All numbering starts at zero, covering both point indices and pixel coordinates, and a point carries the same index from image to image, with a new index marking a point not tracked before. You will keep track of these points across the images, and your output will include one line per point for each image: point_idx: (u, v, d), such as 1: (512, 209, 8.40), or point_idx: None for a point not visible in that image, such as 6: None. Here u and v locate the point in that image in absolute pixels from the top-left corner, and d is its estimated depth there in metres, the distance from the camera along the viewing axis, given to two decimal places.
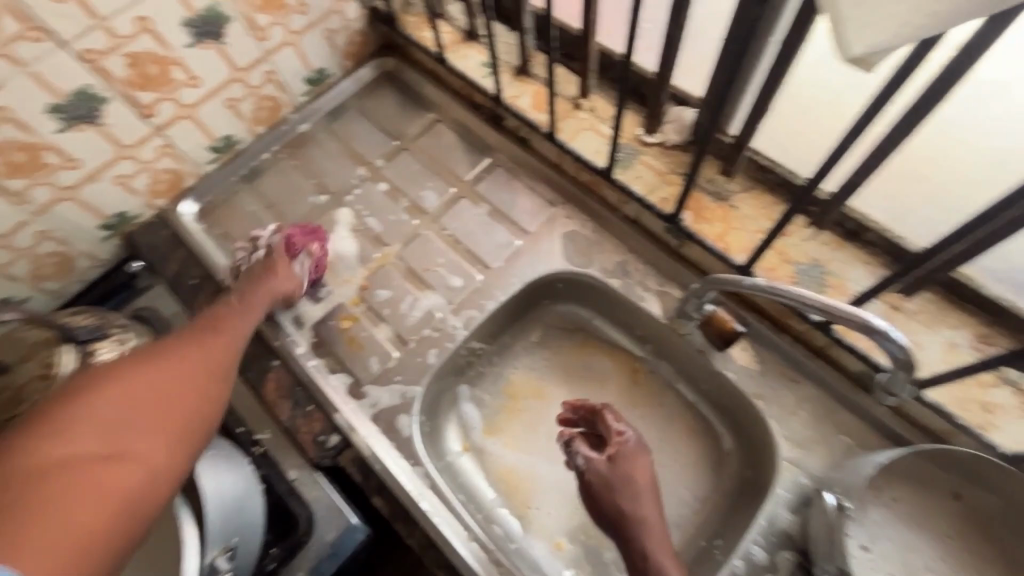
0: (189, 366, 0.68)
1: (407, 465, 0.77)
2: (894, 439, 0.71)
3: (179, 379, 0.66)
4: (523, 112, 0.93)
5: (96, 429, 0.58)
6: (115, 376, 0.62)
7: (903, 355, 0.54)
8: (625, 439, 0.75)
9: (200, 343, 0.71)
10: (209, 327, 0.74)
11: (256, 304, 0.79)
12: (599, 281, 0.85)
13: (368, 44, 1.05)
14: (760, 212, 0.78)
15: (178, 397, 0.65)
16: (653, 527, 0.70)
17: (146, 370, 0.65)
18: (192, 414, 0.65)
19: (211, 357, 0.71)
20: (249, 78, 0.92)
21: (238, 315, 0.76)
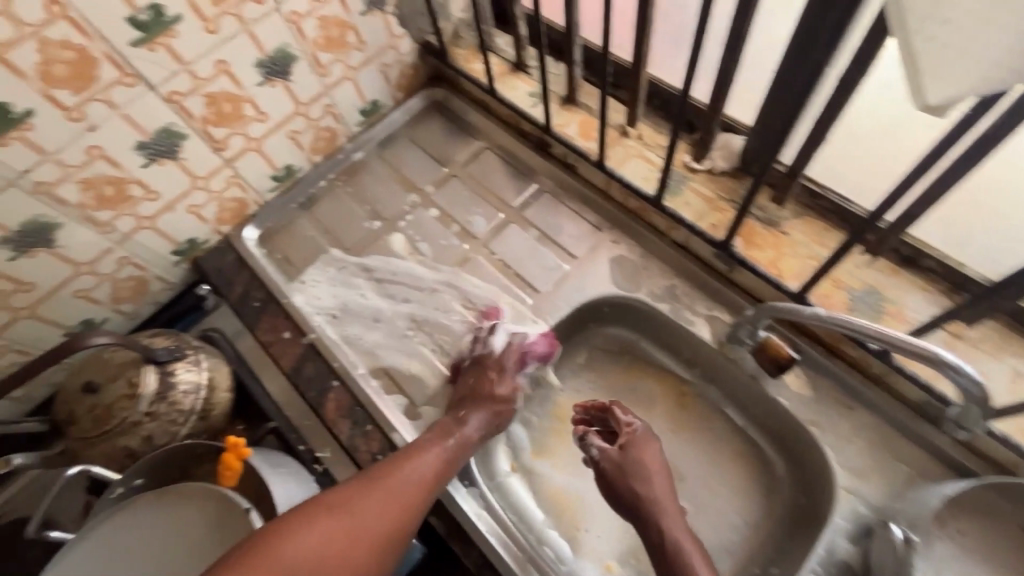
0: (374, 522, 0.68)
1: (462, 485, 0.79)
2: (958, 469, 0.69)
3: (355, 537, 0.66)
4: (570, 139, 0.95)
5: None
6: (328, 515, 0.66)
7: (975, 390, 0.54)
8: (634, 429, 0.79)
9: (390, 483, 0.70)
10: (398, 465, 0.72)
11: (458, 444, 0.77)
12: (647, 305, 0.87)
13: (418, 76, 1.10)
14: (813, 237, 0.79)
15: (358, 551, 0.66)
16: (666, 506, 0.72)
17: (355, 517, 0.67)
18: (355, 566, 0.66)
19: (398, 509, 0.69)
20: (310, 111, 0.97)
21: (429, 451, 0.74)
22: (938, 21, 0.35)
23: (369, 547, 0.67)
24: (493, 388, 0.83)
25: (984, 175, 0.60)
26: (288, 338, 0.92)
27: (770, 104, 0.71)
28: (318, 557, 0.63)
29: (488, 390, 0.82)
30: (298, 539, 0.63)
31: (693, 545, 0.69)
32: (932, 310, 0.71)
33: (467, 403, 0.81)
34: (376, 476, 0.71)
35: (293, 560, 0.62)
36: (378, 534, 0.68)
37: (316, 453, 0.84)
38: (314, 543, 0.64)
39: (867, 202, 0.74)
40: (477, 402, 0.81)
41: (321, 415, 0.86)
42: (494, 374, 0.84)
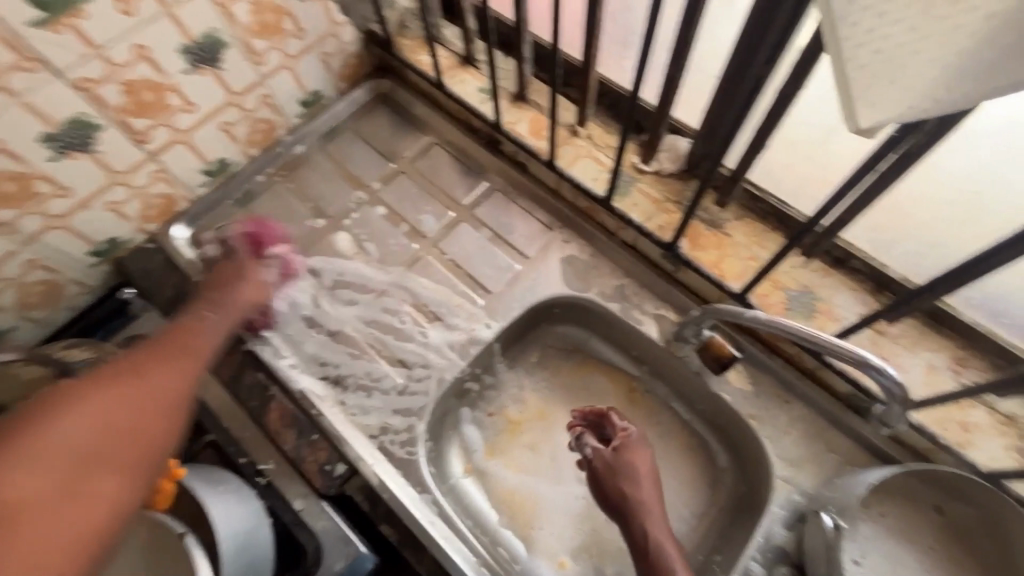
0: (172, 376, 0.65)
1: (415, 492, 0.77)
2: (881, 457, 0.75)
3: (134, 393, 0.60)
4: (521, 137, 0.94)
5: (59, 448, 0.51)
6: (125, 363, 0.63)
7: (896, 389, 0.58)
8: (629, 433, 0.81)
9: (166, 352, 0.68)
10: (170, 338, 0.71)
11: (224, 314, 0.79)
12: (597, 305, 0.88)
13: (362, 66, 1.06)
14: (754, 239, 0.81)
15: (145, 429, 0.59)
16: (652, 509, 0.75)
17: (138, 383, 0.62)
18: (150, 436, 0.59)
19: (186, 361, 0.69)
20: (245, 102, 0.91)
21: (204, 326, 0.76)
22: (871, 47, 0.33)
23: (160, 406, 0.62)
24: (240, 269, 0.86)
25: (906, 184, 0.66)
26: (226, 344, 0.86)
27: (716, 109, 0.73)
28: (93, 433, 0.54)
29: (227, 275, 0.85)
30: (58, 426, 0.52)
31: (671, 545, 0.72)
32: (859, 308, 0.76)
33: (215, 288, 0.83)
34: (140, 354, 0.66)
35: (52, 442, 0.51)
36: (171, 399, 0.63)
37: (258, 465, 0.78)
38: (81, 417, 0.54)
39: (807, 207, 0.77)
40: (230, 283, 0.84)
41: (265, 426, 0.80)
42: (234, 271, 0.85)
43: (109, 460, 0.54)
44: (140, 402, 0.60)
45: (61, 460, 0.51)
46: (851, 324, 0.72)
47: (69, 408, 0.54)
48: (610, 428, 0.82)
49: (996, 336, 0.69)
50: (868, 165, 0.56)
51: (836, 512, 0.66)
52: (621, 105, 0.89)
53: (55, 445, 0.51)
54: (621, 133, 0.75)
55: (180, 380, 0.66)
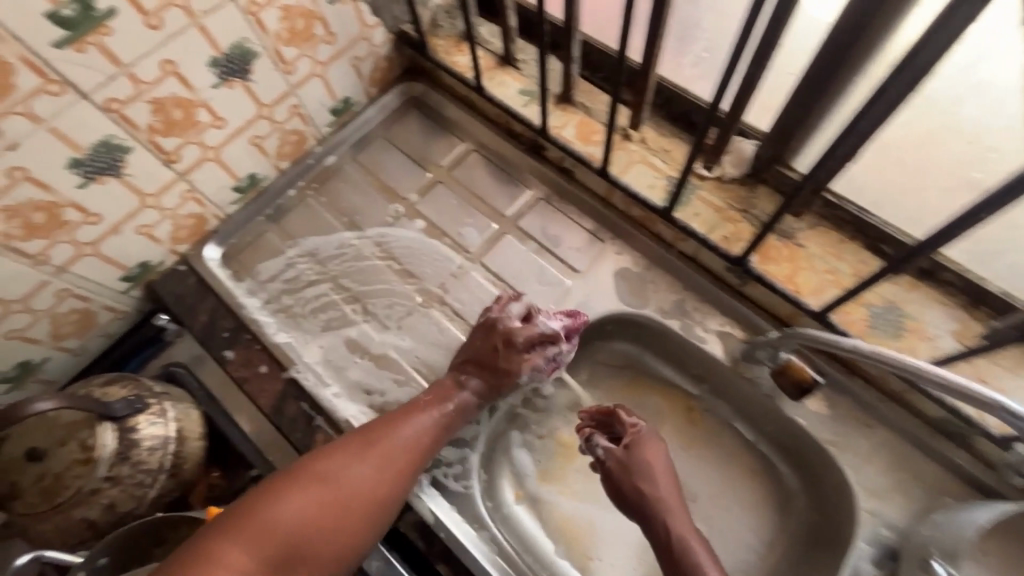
0: (364, 486, 0.67)
1: (472, 530, 0.73)
2: (976, 486, 0.69)
3: (333, 502, 0.65)
4: (568, 143, 0.88)
5: (282, 540, 0.62)
6: (344, 466, 0.67)
7: None
8: (639, 430, 0.76)
9: (375, 451, 0.69)
10: (389, 430, 0.71)
11: (446, 405, 0.75)
12: (656, 322, 0.82)
13: (393, 69, 1.00)
14: (829, 250, 0.75)
15: (326, 538, 0.64)
16: (672, 505, 0.71)
17: (335, 489, 0.66)
18: (330, 546, 0.64)
19: (388, 467, 0.68)
20: (275, 114, 0.86)
21: (425, 416, 0.73)
22: None
23: (353, 513, 0.65)
24: (501, 349, 0.77)
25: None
26: (266, 373, 0.82)
27: (794, 105, 0.67)
28: (299, 534, 0.63)
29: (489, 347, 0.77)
30: (275, 512, 0.62)
31: (699, 543, 0.67)
32: (952, 325, 0.69)
33: (473, 362, 0.77)
34: (355, 445, 0.69)
35: (270, 528, 0.62)
36: (358, 504, 0.66)
37: None
38: (291, 518, 0.63)
39: (916, 231, 0.69)
40: (484, 363, 0.77)
41: None
42: (500, 347, 0.77)
43: (293, 559, 0.62)
44: (329, 513, 0.64)
45: (271, 543, 0.61)
46: (947, 355, 0.66)
47: (293, 492, 0.64)
48: (619, 426, 0.77)
49: None
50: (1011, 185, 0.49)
51: (943, 557, 0.61)
52: (676, 106, 0.83)
53: (274, 528, 0.62)
54: (695, 145, 0.69)
55: (372, 493, 0.67)
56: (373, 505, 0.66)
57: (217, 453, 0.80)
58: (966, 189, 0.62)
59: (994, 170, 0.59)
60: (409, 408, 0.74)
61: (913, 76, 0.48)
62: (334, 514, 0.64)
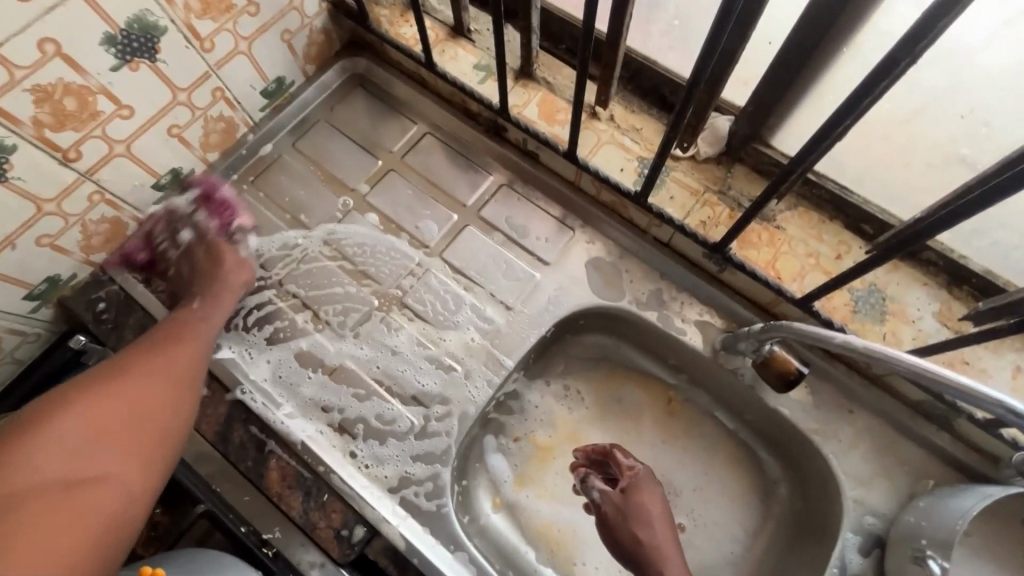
0: (182, 363, 0.63)
1: (448, 551, 0.68)
2: (958, 466, 0.68)
3: (125, 393, 0.58)
4: (531, 123, 0.80)
5: (59, 455, 0.51)
6: (128, 365, 0.61)
7: None
8: (637, 472, 0.74)
9: (158, 352, 0.63)
10: (175, 328, 0.67)
11: (213, 305, 0.72)
12: (632, 314, 0.77)
13: (331, 43, 0.89)
14: (810, 232, 0.71)
15: (108, 435, 0.54)
16: (667, 549, 0.67)
17: (90, 402, 0.55)
18: (159, 424, 0.58)
19: (185, 358, 0.64)
20: (194, 99, 0.75)
21: (191, 325, 0.68)
22: None
23: (156, 394, 0.59)
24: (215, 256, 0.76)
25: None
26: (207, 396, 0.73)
27: (772, 77, 0.62)
28: (51, 456, 0.50)
29: (207, 258, 0.77)
30: (54, 426, 0.52)
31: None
32: (934, 306, 0.67)
33: (195, 281, 0.75)
34: (138, 355, 0.62)
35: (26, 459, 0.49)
36: (177, 378, 0.62)
37: (262, 535, 0.67)
38: (52, 439, 0.51)
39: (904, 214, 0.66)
40: (208, 271, 0.75)
41: (263, 489, 0.68)
42: (209, 247, 0.77)
43: (112, 445, 0.54)
44: (110, 415, 0.55)
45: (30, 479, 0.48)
46: (933, 342, 0.64)
47: (55, 413, 0.53)
48: (616, 467, 0.76)
49: None
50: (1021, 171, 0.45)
51: (936, 551, 0.59)
52: (646, 80, 0.76)
53: (58, 438, 0.52)
54: (673, 124, 0.62)
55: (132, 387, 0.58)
56: (186, 380, 0.63)
57: None
58: (958, 167, 0.61)
59: (987, 146, 0.59)
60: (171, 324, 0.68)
61: (923, 48, 0.43)
62: (167, 390, 0.60)
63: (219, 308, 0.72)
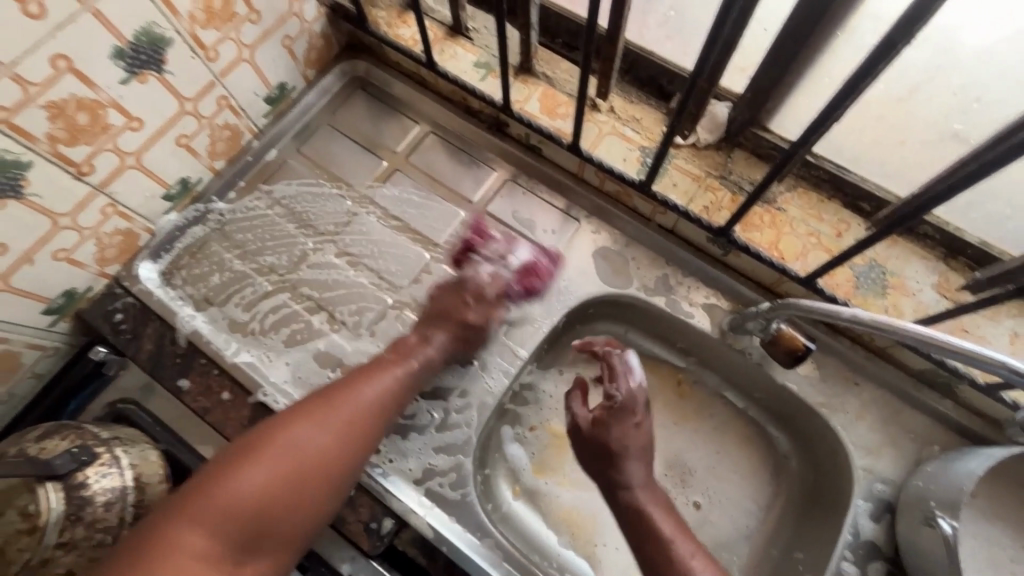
0: (349, 443, 0.63)
1: (475, 539, 0.69)
2: (961, 431, 0.71)
3: (296, 469, 0.59)
4: (533, 118, 0.82)
5: (227, 521, 0.56)
6: (311, 423, 0.62)
7: None
8: (613, 402, 0.71)
9: (339, 411, 0.64)
10: (355, 382, 0.67)
11: (409, 367, 0.70)
12: (641, 300, 0.79)
13: (330, 47, 0.90)
14: (810, 212, 0.73)
15: (271, 513, 0.58)
16: (638, 487, 0.67)
17: (268, 475, 0.58)
18: (312, 508, 0.60)
19: (344, 438, 0.63)
20: (201, 108, 0.75)
21: (377, 381, 0.67)
22: None
23: (318, 478, 0.60)
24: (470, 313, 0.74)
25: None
26: (230, 400, 0.75)
27: (770, 63, 0.63)
28: (226, 519, 0.56)
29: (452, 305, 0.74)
30: (235, 489, 0.57)
31: (665, 518, 0.64)
32: (933, 278, 0.70)
33: (433, 318, 0.74)
34: (321, 410, 0.63)
35: (212, 512, 0.55)
36: (340, 454, 0.62)
37: None
38: (235, 499, 0.56)
39: (899, 188, 0.69)
40: (444, 317, 0.74)
41: None
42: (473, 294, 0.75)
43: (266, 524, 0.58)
44: (281, 490, 0.58)
45: (220, 521, 0.56)
46: (935, 313, 0.66)
47: (244, 469, 0.58)
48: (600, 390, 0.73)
49: None
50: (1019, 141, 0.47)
51: (946, 512, 0.61)
52: (643, 70, 0.78)
53: (233, 504, 0.56)
54: (677, 113, 0.64)
55: (290, 469, 0.59)
56: (348, 462, 0.62)
57: None
58: (952, 142, 0.63)
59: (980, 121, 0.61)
60: (370, 368, 0.69)
61: (920, 29, 0.45)
62: (327, 472, 0.61)
63: (390, 374, 0.69)
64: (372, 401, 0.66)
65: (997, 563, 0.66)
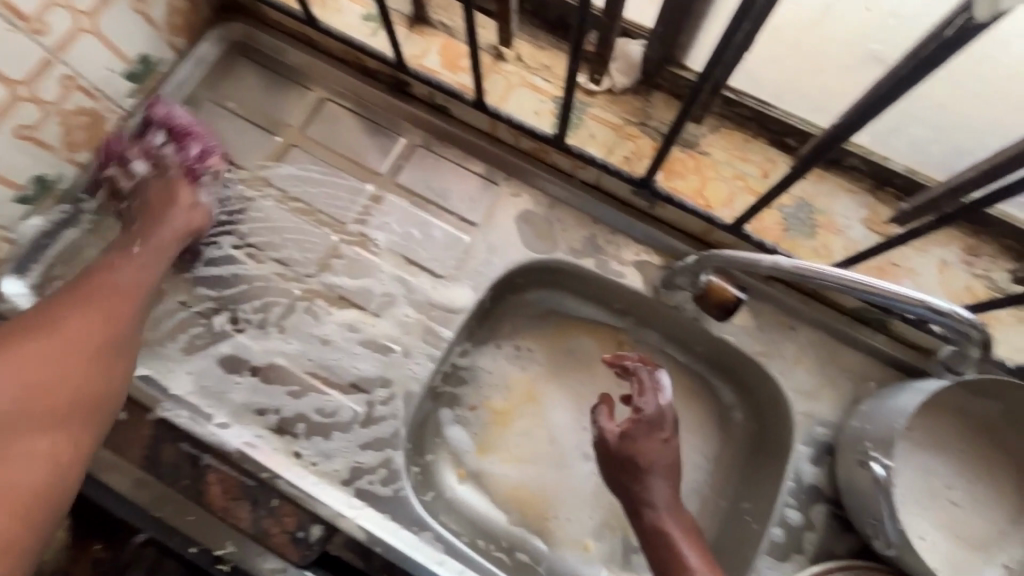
0: (104, 323, 0.61)
1: (412, 535, 0.66)
2: (896, 366, 0.70)
3: (48, 356, 0.57)
4: (433, 74, 0.75)
5: None
6: (53, 319, 0.59)
7: (974, 331, 0.50)
8: (642, 416, 0.65)
9: (84, 303, 0.60)
10: (99, 270, 0.64)
11: (149, 250, 0.67)
12: (569, 263, 0.75)
13: (199, 9, 0.79)
14: (734, 153, 0.69)
15: (31, 412, 0.55)
16: (663, 508, 0.62)
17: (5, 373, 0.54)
18: (85, 397, 0.58)
19: (101, 319, 0.61)
20: (42, 93, 0.64)
21: (123, 263, 0.65)
22: None
23: (78, 366, 0.58)
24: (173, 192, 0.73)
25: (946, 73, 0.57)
26: (127, 421, 0.66)
27: None
28: None
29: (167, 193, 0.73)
30: None
31: (688, 544, 0.60)
32: (863, 212, 0.67)
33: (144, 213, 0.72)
34: (59, 307, 0.60)
35: None
36: (102, 335, 0.60)
37: (214, 552, 0.63)
38: None
39: (823, 121, 0.65)
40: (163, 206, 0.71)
41: (206, 506, 0.64)
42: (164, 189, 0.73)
43: (25, 428, 0.54)
44: (30, 386, 0.55)
45: None
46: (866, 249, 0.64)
47: None
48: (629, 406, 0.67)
49: (1011, 217, 0.64)
50: (928, 57, 0.44)
51: (879, 451, 0.61)
52: (548, 10, 0.70)
53: None
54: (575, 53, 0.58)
55: (38, 361, 0.56)
56: (112, 343, 0.61)
57: (95, 524, 0.68)
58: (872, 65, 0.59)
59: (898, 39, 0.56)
60: (109, 259, 0.66)
61: None
62: (89, 356, 0.59)
63: (139, 257, 0.66)
64: (124, 283, 0.63)
65: (933, 491, 0.66)
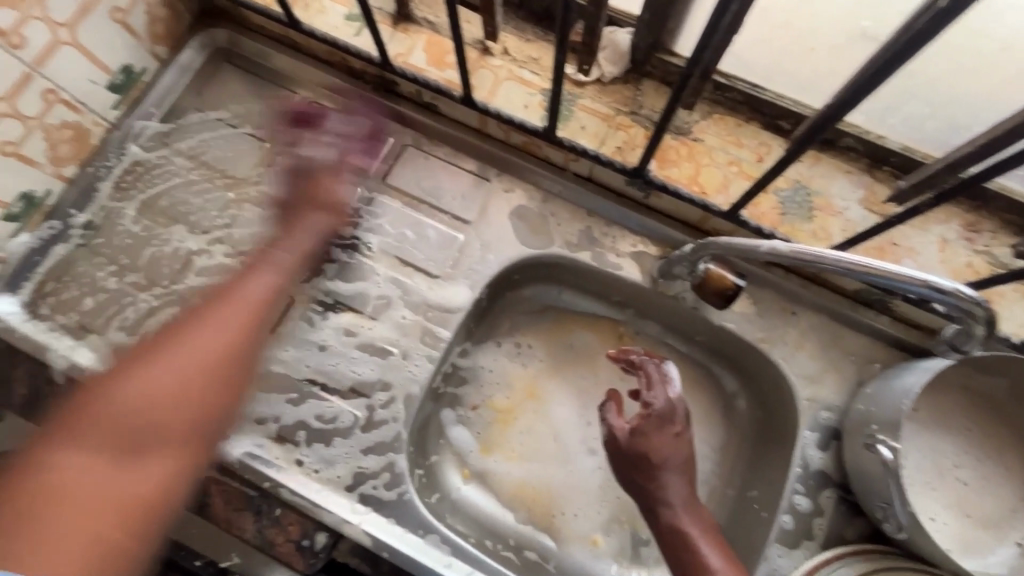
0: (222, 336, 0.60)
1: (417, 538, 0.65)
2: (900, 347, 0.69)
3: (191, 366, 0.57)
4: (420, 71, 0.74)
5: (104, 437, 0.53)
6: (185, 333, 0.59)
7: (979, 307, 0.48)
8: (652, 410, 0.65)
9: (213, 320, 0.61)
10: (233, 281, 0.65)
11: (279, 258, 0.68)
12: (566, 257, 0.74)
13: (180, 16, 0.78)
14: (728, 138, 0.68)
15: (162, 425, 0.55)
16: (679, 507, 0.61)
17: (148, 378, 0.56)
18: (201, 421, 0.57)
19: (234, 332, 0.61)
20: (23, 108, 0.63)
21: (259, 273, 0.66)
22: None
23: (198, 386, 0.57)
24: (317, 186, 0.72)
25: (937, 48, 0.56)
26: None
27: None
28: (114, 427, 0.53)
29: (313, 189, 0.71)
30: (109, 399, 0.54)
31: (707, 542, 0.58)
32: (860, 193, 0.66)
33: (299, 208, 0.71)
34: (188, 324, 0.61)
35: (108, 421, 0.53)
36: (222, 352, 0.59)
37: (220, 564, 0.62)
38: (129, 400, 0.54)
39: (816, 102, 0.65)
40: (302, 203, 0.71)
41: (209, 518, 0.64)
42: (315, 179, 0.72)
43: (134, 450, 0.53)
44: (159, 402, 0.55)
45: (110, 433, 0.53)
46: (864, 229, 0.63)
47: (130, 377, 0.56)
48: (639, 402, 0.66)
49: (1010, 191, 0.63)
50: (920, 31, 0.43)
51: (886, 434, 0.60)
52: None
53: (119, 415, 0.54)
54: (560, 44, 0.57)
55: (191, 370, 0.57)
56: (232, 362, 0.60)
57: None
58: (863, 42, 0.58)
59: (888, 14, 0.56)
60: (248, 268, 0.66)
61: None
62: (206, 376, 0.58)
63: (267, 271, 0.66)
64: (259, 294, 0.64)
65: (941, 471, 0.66)
